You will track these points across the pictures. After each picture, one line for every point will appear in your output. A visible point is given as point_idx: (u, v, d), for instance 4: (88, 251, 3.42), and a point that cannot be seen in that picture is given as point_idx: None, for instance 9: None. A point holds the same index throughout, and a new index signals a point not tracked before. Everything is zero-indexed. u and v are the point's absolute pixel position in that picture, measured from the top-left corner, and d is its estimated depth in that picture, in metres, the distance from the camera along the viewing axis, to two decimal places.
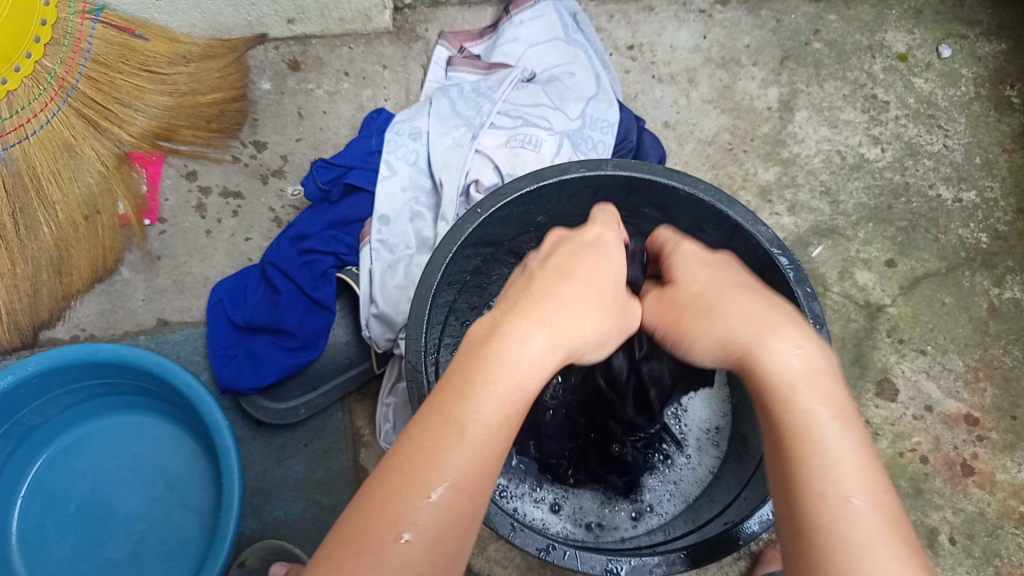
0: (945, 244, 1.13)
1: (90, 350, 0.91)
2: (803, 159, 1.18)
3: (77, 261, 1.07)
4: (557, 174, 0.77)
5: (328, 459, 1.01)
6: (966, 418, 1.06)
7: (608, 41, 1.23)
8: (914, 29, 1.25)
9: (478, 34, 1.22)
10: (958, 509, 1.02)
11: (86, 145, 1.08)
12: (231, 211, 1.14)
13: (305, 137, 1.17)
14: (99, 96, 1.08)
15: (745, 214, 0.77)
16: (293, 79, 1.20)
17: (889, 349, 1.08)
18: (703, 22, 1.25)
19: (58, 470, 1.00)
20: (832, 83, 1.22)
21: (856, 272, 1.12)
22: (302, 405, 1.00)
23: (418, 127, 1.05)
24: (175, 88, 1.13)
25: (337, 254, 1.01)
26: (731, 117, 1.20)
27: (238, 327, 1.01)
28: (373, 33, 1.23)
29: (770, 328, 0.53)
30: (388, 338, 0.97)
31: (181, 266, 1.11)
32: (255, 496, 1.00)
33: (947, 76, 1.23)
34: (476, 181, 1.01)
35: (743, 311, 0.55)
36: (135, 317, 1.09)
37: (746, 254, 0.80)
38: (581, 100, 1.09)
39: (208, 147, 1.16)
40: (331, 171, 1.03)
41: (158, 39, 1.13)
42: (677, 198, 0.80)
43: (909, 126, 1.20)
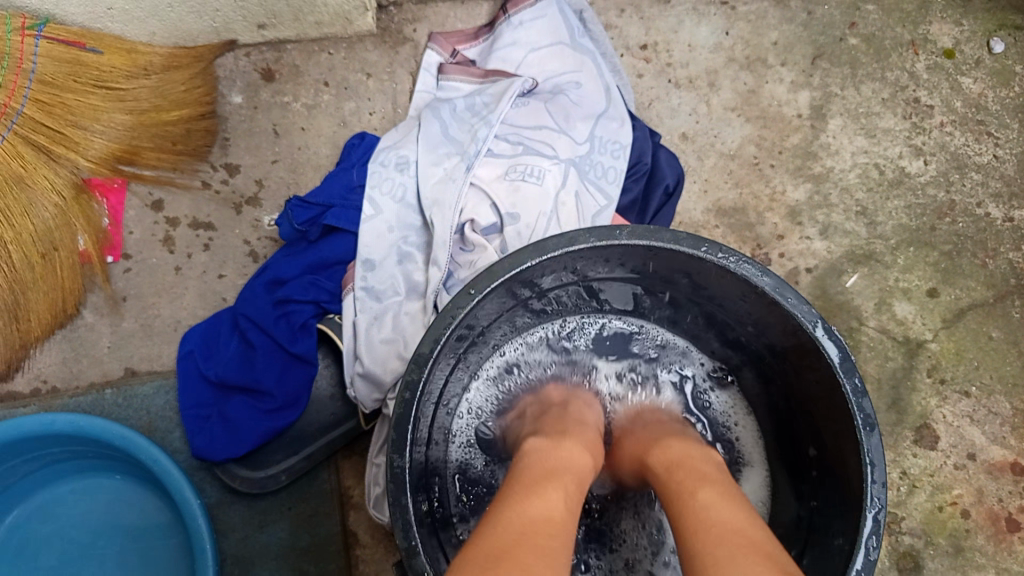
0: (993, 270, 1.03)
1: (48, 421, 0.84)
2: (837, 174, 1.06)
3: (34, 305, 0.98)
4: (563, 245, 0.65)
5: (314, 525, 0.94)
6: (1011, 467, 0.98)
7: (619, 40, 1.10)
8: (963, 20, 1.11)
9: (473, 35, 1.09)
10: (1002, 569, 0.95)
11: (38, 175, 0.97)
12: (202, 244, 1.03)
13: (282, 157, 1.06)
14: (50, 120, 0.97)
15: (785, 291, 0.65)
16: (268, 91, 1.08)
17: (929, 391, 0.99)
18: (725, 16, 1.11)
19: (26, 536, 0.94)
20: (869, 85, 1.09)
21: (895, 304, 1.02)
22: (283, 470, 0.92)
23: (405, 155, 0.93)
24: (136, 105, 1.01)
25: (318, 302, 0.91)
26: (756, 126, 1.08)
27: (211, 384, 0.92)
28: (355, 36, 1.09)
29: (692, 486, 0.57)
30: (376, 398, 0.88)
31: (149, 308, 1.01)
32: (236, 565, 0.93)
33: (998, 73, 1.10)
34: (471, 220, 0.89)
35: (694, 475, 0.59)
36: (101, 366, 0.99)
37: (783, 331, 0.69)
38: (589, 119, 0.97)
39: (174, 172, 1.04)
40: (310, 210, 0.91)
41: (114, 51, 1.01)
42: (704, 268, 0.68)
43: (955, 134, 1.07)
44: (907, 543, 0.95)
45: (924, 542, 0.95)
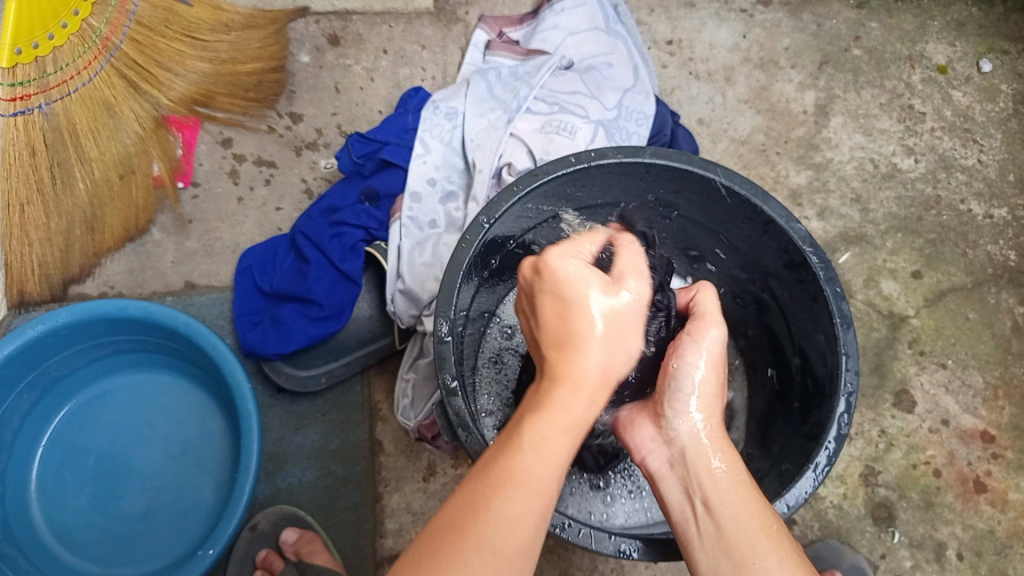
0: (973, 259, 1.13)
1: (121, 306, 0.93)
2: (836, 165, 1.18)
3: (110, 220, 1.09)
4: (594, 158, 0.78)
5: (345, 431, 1.04)
6: (981, 435, 1.05)
7: (647, 34, 1.23)
8: (956, 42, 1.24)
9: (518, 20, 1.22)
10: (968, 525, 1.01)
11: (125, 106, 1.08)
12: (264, 179, 1.16)
13: (341, 111, 1.19)
14: (141, 59, 1.08)
15: (780, 211, 0.77)
16: (332, 53, 1.22)
17: (909, 361, 1.07)
18: (743, 22, 1.24)
19: (81, 421, 1.02)
20: (869, 91, 1.22)
21: (882, 281, 1.12)
22: (324, 373, 1.03)
23: (455, 107, 1.07)
24: (215, 55, 1.13)
25: (367, 229, 1.02)
26: (766, 118, 1.20)
27: (265, 294, 1.04)
28: (414, 13, 1.25)
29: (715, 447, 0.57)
30: (411, 314, 0.98)
31: (212, 231, 1.14)
32: (270, 461, 1.03)
33: (986, 90, 1.22)
34: (510, 163, 1.00)
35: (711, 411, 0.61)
36: (163, 278, 1.12)
37: (777, 249, 0.80)
38: (619, 91, 1.09)
39: (244, 116, 1.17)
40: (367, 146, 1.06)
41: (203, 6, 1.13)
42: (713, 189, 0.80)
43: (944, 139, 1.19)
44: (882, 495, 1.02)
45: (898, 496, 1.02)
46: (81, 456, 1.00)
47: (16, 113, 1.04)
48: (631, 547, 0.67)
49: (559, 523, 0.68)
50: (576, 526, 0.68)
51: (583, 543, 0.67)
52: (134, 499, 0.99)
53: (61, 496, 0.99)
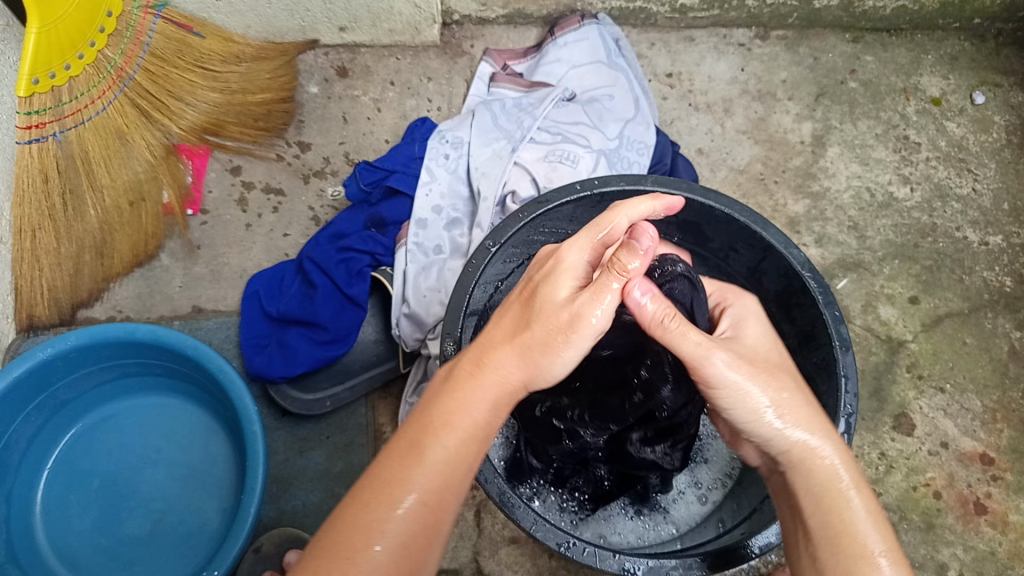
0: (969, 285, 1.14)
1: (130, 329, 0.94)
2: (833, 194, 1.20)
3: (120, 245, 1.11)
4: (597, 186, 0.80)
5: (349, 454, 1.05)
6: (980, 458, 1.06)
7: (648, 68, 1.26)
8: (949, 75, 1.27)
9: (522, 53, 1.26)
10: (969, 546, 1.01)
11: (137, 134, 1.11)
12: (272, 207, 1.18)
13: (348, 140, 1.22)
14: (154, 88, 1.11)
15: (779, 237, 0.78)
16: (340, 85, 1.25)
17: (908, 385, 1.08)
18: (741, 55, 1.27)
19: (86, 444, 1.03)
20: (865, 122, 1.25)
21: (880, 307, 1.13)
22: (329, 397, 1.04)
23: (460, 137, 1.10)
24: (226, 86, 1.16)
25: (374, 254, 1.04)
26: (764, 148, 1.22)
27: (272, 319, 1.06)
28: (420, 47, 1.28)
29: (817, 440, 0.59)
30: (416, 338, 0.99)
31: (220, 256, 1.16)
32: (275, 484, 1.04)
33: (980, 122, 1.25)
34: (513, 192, 1.03)
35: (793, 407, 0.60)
36: (171, 302, 1.14)
37: (776, 275, 0.82)
38: (620, 122, 1.12)
39: (254, 144, 1.20)
40: (375, 174, 1.08)
41: (214, 38, 1.16)
42: (713, 216, 0.82)
43: (939, 168, 1.22)
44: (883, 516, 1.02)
45: (899, 517, 1.02)
46: (85, 480, 1.01)
47: (31, 141, 1.03)
48: (635, 565, 0.68)
49: (564, 541, 0.68)
50: (581, 545, 0.68)
51: (589, 561, 0.68)
52: (138, 522, 0.99)
53: (65, 521, 0.99)
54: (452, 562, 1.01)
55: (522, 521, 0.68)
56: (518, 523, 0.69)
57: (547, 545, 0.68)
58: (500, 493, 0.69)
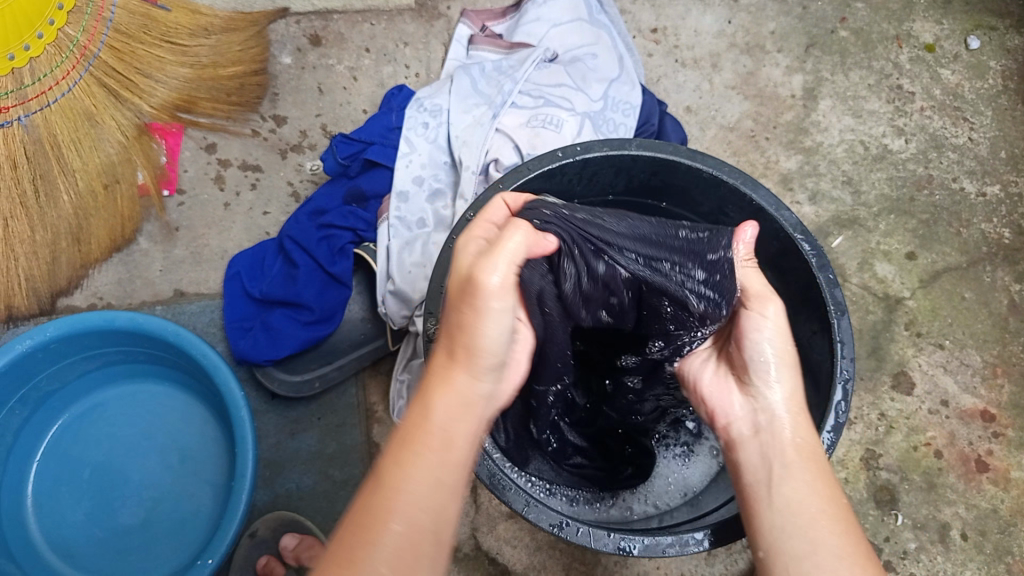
0: (967, 238, 1.12)
1: (110, 318, 0.92)
2: (826, 148, 1.17)
3: (96, 231, 1.07)
4: (579, 153, 0.77)
5: (341, 434, 1.03)
6: (982, 414, 1.04)
7: (632, 24, 1.22)
8: (943, 19, 1.23)
9: (500, 13, 1.21)
10: (970, 505, 1.00)
11: (106, 115, 1.07)
12: (250, 184, 1.15)
13: (325, 112, 1.18)
14: (121, 66, 1.07)
15: (769, 199, 0.76)
16: (314, 54, 1.21)
17: (906, 342, 1.07)
18: (728, 7, 1.23)
19: (75, 434, 1.01)
20: (857, 73, 1.21)
21: (876, 264, 1.11)
22: (317, 378, 1.02)
23: (439, 104, 1.06)
24: (196, 60, 1.12)
25: (355, 229, 1.01)
26: (753, 104, 1.19)
27: (255, 301, 1.03)
28: (395, 10, 1.23)
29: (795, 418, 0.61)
30: (404, 315, 0.97)
31: (200, 238, 1.13)
32: (268, 468, 1.02)
33: (975, 67, 1.21)
34: (496, 159, 0.99)
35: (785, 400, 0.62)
36: (152, 287, 1.11)
37: (769, 237, 0.79)
38: (604, 82, 1.08)
39: (228, 120, 1.16)
40: (352, 146, 1.05)
41: (180, 10, 1.12)
42: (701, 179, 0.79)
43: (934, 118, 1.18)
44: (884, 477, 1.01)
45: (900, 478, 1.01)
46: (77, 470, 1.00)
47: None
48: (631, 544, 0.66)
49: (557, 522, 0.67)
50: (575, 525, 0.67)
51: (582, 542, 0.66)
52: (132, 510, 0.98)
53: (58, 513, 0.98)
54: (451, 538, 1.00)
55: (514, 503, 0.67)
56: (510, 506, 0.67)
57: (540, 526, 0.67)
58: (490, 475, 0.68)
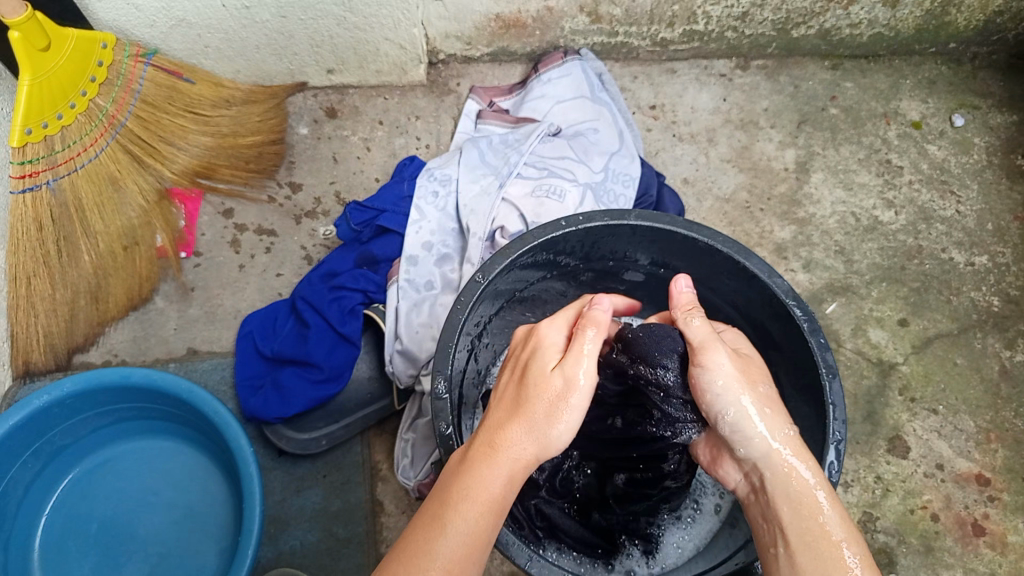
0: (957, 306, 1.15)
1: (126, 373, 0.95)
2: (819, 219, 1.21)
3: (115, 290, 1.12)
4: (582, 223, 0.81)
5: (346, 492, 1.05)
6: (977, 479, 1.06)
7: (631, 100, 1.28)
8: (928, 99, 1.30)
9: (507, 90, 1.28)
10: (970, 569, 1.01)
11: (130, 180, 1.13)
12: (264, 247, 1.19)
13: (339, 179, 1.24)
14: (145, 134, 1.13)
15: (762, 266, 0.80)
16: (330, 125, 1.27)
17: (901, 407, 1.09)
18: (723, 86, 1.30)
19: (84, 490, 1.03)
20: (847, 147, 1.26)
21: (870, 330, 1.14)
22: (323, 435, 1.04)
23: (448, 174, 1.11)
24: (217, 130, 1.18)
25: (366, 292, 1.05)
26: (748, 176, 1.24)
27: (266, 359, 1.06)
28: (407, 86, 1.30)
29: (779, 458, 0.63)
30: (410, 374, 1.00)
31: (214, 297, 1.16)
32: (271, 525, 1.03)
33: (960, 144, 1.27)
34: (502, 228, 1.04)
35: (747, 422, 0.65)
36: (166, 345, 1.14)
37: (761, 303, 0.83)
38: (605, 154, 1.13)
39: (245, 186, 1.21)
40: (364, 213, 1.10)
41: (204, 83, 1.19)
42: (697, 247, 0.83)
43: (922, 191, 1.23)
44: (882, 540, 1.02)
45: (898, 541, 1.02)
46: (83, 525, 1.01)
47: (24, 190, 1.05)
48: None
49: None
50: None
51: None
52: (136, 567, 0.99)
53: (63, 567, 0.98)
54: None
55: (517, 557, 0.68)
56: (513, 559, 0.68)
57: None
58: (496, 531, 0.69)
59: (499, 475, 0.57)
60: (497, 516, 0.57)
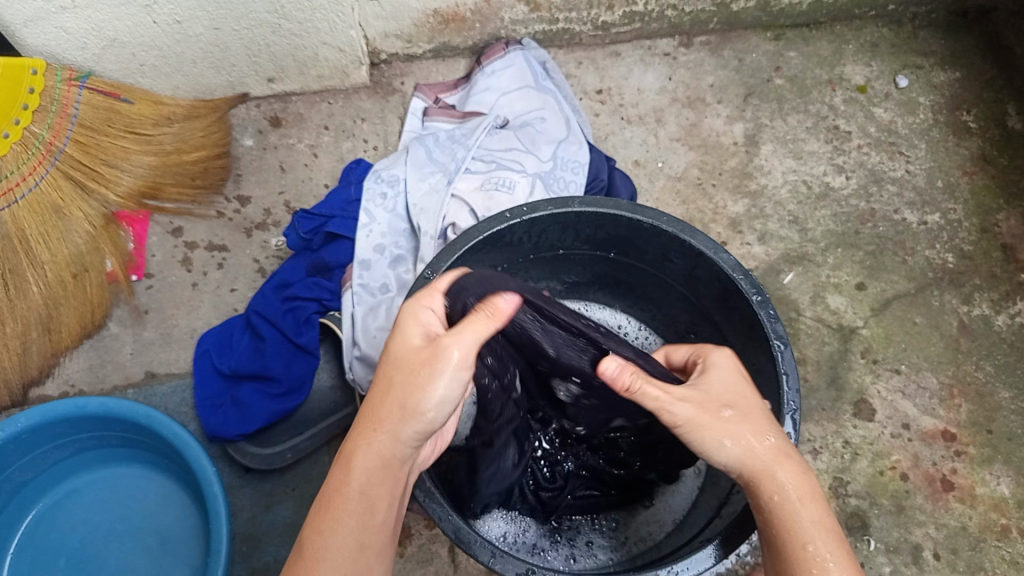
0: (913, 265, 1.16)
1: (80, 404, 0.93)
2: (771, 191, 1.21)
3: (66, 319, 1.10)
4: (526, 214, 0.81)
5: (315, 503, 1.04)
6: (943, 434, 1.07)
7: (577, 87, 1.28)
8: (872, 62, 1.30)
9: (452, 85, 1.27)
10: (940, 524, 1.02)
11: (74, 207, 1.11)
12: (217, 263, 1.18)
13: (287, 189, 1.22)
14: (86, 159, 1.11)
15: (708, 244, 0.80)
16: (275, 134, 1.26)
17: (864, 370, 1.10)
18: (667, 65, 1.29)
19: (50, 524, 1.01)
20: (795, 117, 1.26)
21: (828, 296, 1.14)
22: (289, 449, 1.02)
23: (396, 175, 1.10)
24: (160, 148, 1.17)
25: (320, 300, 1.04)
26: (698, 153, 1.24)
27: (225, 376, 1.05)
28: (351, 89, 1.28)
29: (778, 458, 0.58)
30: (371, 380, 0.99)
31: (169, 318, 1.15)
32: (243, 543, 1.02)
33: (906, 104, 1.27)
34: (453, 224, 1.04)
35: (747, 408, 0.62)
36: (123, 370, 1.12)
37: (711, 280, 0.83)
38: (552, 143, 1.13)
39: (193, 204, 1.20)
40: (313, 221, 1.09)
41: (142, 102, 1.17)
42: (643, 230, 0.83)
43: (871, 154, 1.24)
44: (853, 504, 1.03)
45: (869, 503, 1.03)
46: (51, 560, 0.99)
47: None
48: None
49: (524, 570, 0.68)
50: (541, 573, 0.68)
51: None
52: None
53: None
54: None
55: (480, 555, 0.68)
56: (476, 558, 0.68)
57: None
58: (455, 530, 0.69)
59: (355, 471, 0.57)
60: (371, 511, 0.57)
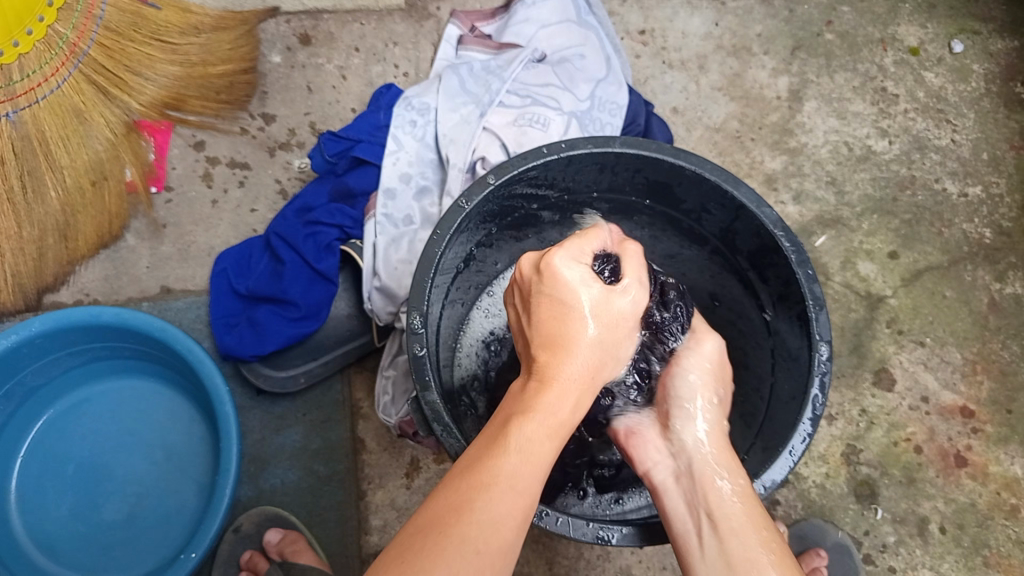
0: (949, 238, 1.13)
1: (95, 313, 0.92)
2: (810, 149, 1.18)
3: (83, 227, 1.08)
4: (565, 150, 0.77)
5: (326, 430, 1.04)
6: (961, 411, 1.05)
7: (620, 25, 1.23)
8: (928, 24, 1.24)
9: (490, 14, 1.21)
10: (949, 499, 1.02)
11: (95, 112, 1.08)
12: (238, 181, 1.15)
13: (313, 110, 1.19)
14: (110, 63, 1.08)
15: (751, 196, 0.77)
16: (304, 53, 1.22)
17: (888, 340, 1.08)
18: (715, 9, 1.24)
19: (60, 430, 1.01)
20: (842, 75, 1.22)
21: (859, 263, 1.12)
22: (302, 374, 1.02)
23: (427, 103, 1.07)
24: (186, 58, 1.13)
25: (343, 228, 1.01)
26: (739, 105, 1.20)
27: (241, 297, 1.03)
28: (385, 11, 1.24)
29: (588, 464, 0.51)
30: (388, 311, 0.98)
31: (187, 234, 1.13)
32: (252, 463, 1.03)
33: (958, 71, 1.22)
34: (483, 158, 1.00)
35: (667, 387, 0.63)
36: (138, 283, 1.11)
37: (749, 234, 0.80)
38: (591, 82, 1.08)
39: (217, 118, 1.16)
40: (340, 144, 1.06)
41: (170, 9, 1.12)
42: (685, 177, 0.80)
43: (917, 119, 1.20)
44: (865, 472, 1.03)
45: (880, 473, 1.03)
46: (61, 466, 1.00)
47: None
48: (610, 533, 0.66)
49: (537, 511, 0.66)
50: (554, 514, 0.66)
51: (562, 531, 0.65)
52: (116, 506, 0.98)
53: (42, 507, 0.98)
54: None
55: None
56: None
57: None
58: None
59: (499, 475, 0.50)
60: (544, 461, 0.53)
